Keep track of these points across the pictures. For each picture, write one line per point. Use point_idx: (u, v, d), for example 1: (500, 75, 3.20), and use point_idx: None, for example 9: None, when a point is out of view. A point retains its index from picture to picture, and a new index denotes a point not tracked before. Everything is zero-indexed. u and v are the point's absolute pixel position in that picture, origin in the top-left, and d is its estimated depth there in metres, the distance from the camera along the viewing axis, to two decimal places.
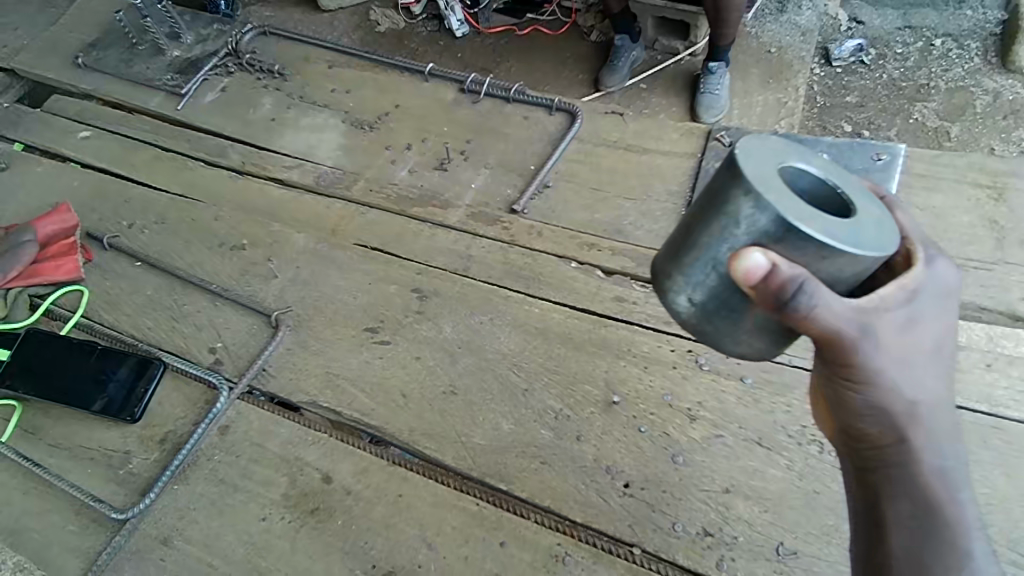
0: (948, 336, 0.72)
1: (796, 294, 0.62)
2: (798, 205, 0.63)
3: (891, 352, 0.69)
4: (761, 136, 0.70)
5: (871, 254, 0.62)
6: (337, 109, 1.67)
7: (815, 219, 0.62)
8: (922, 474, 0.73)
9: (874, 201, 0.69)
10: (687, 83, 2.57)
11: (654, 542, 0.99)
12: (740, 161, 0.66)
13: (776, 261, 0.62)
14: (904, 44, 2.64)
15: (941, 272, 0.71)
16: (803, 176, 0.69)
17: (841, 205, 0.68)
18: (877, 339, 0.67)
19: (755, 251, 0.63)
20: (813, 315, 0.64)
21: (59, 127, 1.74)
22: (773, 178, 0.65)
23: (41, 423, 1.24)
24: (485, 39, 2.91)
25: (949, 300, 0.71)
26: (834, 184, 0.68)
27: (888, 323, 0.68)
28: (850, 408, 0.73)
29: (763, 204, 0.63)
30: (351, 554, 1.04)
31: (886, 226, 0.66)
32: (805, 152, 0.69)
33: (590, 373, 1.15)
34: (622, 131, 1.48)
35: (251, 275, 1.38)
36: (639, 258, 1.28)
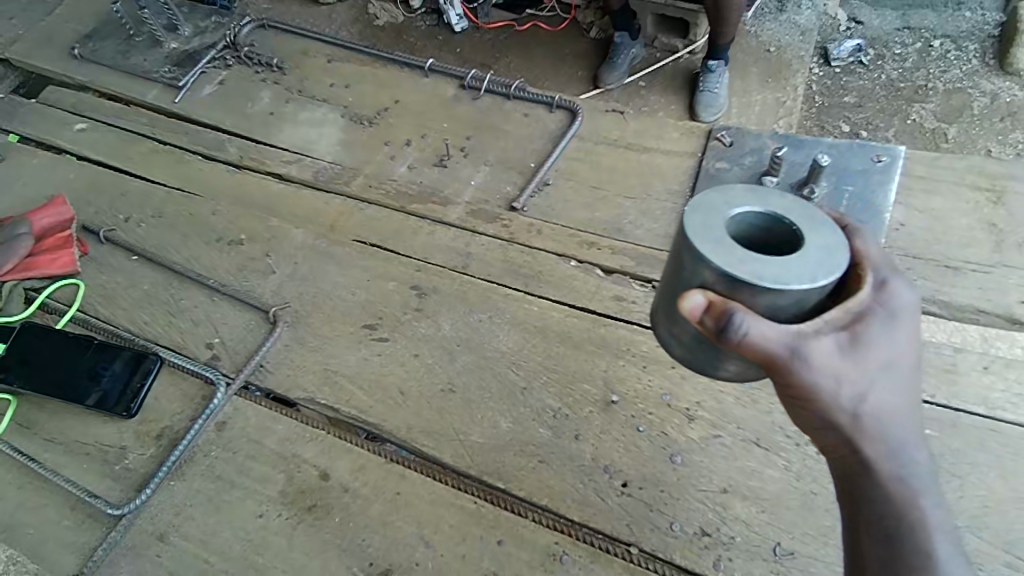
0: (903, 353, 0.72)
1: (725, 327, 0.67)
2: (733, 250, 0.69)
3: (841, 371, 0.69)
4: (723, 187, 0.75)
5: (795, 288, 0.66)
6: (335, 104, 1.66)
7: (743, 263, 0.68)
8: (887, 482, 0.72)
9: (832, 234, 0.71)
10: (686, 81, 2.56)
11: (652, 541, 1.00)
12: (688, 214, 0.73)
13: (711, 300, 0.68)
14: (903, 45, 2.64)
15: (888, 295, 0.72)
16: (762, 216, 0.73)
17: (797, 241, 0.72)
18: (819, 359, 0.69)
19: (694, 292, 0.69)
20: (746, 343, 0.67)
21: (55, 118, 1.73)
22: (715, 226, 0.71)
23: (37, 417, 1.23)
24: (484, 34, 2.91)
25: (901, 319, 0.72)
26: (791, 222, 0.71)
27: (830, 345, 0.69)
28: (807, 424, 0.74)
29: (696, 252, 0.70)
30: (349, 552, 1.03)
31: (830, 260, 0.68)
32: (766, 195, 0.74)
33: (588, 371, 1.15)
34: (623, 129, 1.48)
35: (248, 270, 1.37)
36: (639, 257, 1.28)
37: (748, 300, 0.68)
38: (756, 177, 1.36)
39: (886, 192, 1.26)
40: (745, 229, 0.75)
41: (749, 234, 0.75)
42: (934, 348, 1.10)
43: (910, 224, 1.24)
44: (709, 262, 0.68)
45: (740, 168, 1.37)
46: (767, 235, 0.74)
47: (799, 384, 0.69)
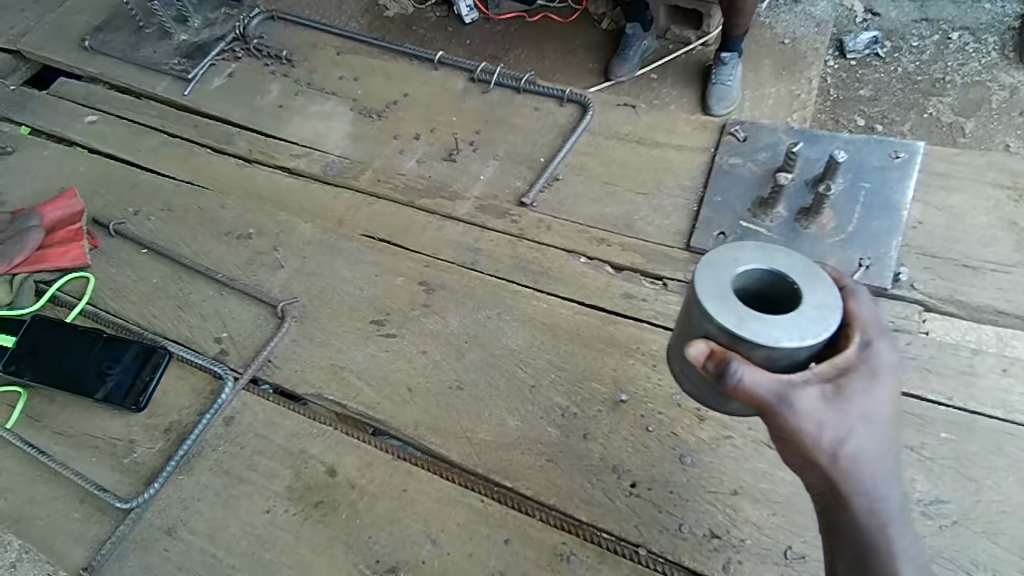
0: (887, 407, 0.75)
1: (723, 375, 0.71)
2: (734, 306, 0.74)
3: (826, 419, 0.72)
4: (734, 244, 0.80)
5: (785, 345, 0.71)
6: (344, 97, 1.64)
7: (743, 320, 0.72)
8: (864, 520, 0.74)
9: (830, 294, 0.74)
10: (698, 74, 2.52)
11: (660, 543, 0.99)
12: (700, 269, 0.78)
13: (713, 348, 0.73)
14: (920, 37, 2.58)
15: (874, 352, 0.75)
16: (767, 273, 0.78)
17: (797, 298, 0.76)
18: (805, 406, 0.72)
19: (697, 341, 0.73)
20: (738, 389, 0.71)
21: (67, 111, 1.73)
22: (720, 282, 0.76)
23: (47, 410, 1.24)
24: (495, 25, 2.89)
25: (885, 377, 0.75)
26: (793, 280, 0.76)
27: (816, 394, 0.72)
28: (792, 462, 0.77)
29: (701, 306, 0.75)
30: (355, 548, 1.03)
31: (822, 318, 0.73)
32: (773, 254, 0.78)
33: (597, 370, 1.14)
34: (634, 124, 1.46)
35: (257, 265, 1.37)
36: (649, 254, 1.27)
37: (746, 352, 0.73)
38: (770, 173, 1.33)
39: (904, 189, 1.24)
40: (752, 283, 0.80)
41: (755, 288, 0.79)
42: (950, 348, 1.08)
43: (928, 222, 1.21)
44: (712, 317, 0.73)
45: (754, 164, 1.34)
46: (771, 290, 0.79)
47: (784, 427, 0.73)
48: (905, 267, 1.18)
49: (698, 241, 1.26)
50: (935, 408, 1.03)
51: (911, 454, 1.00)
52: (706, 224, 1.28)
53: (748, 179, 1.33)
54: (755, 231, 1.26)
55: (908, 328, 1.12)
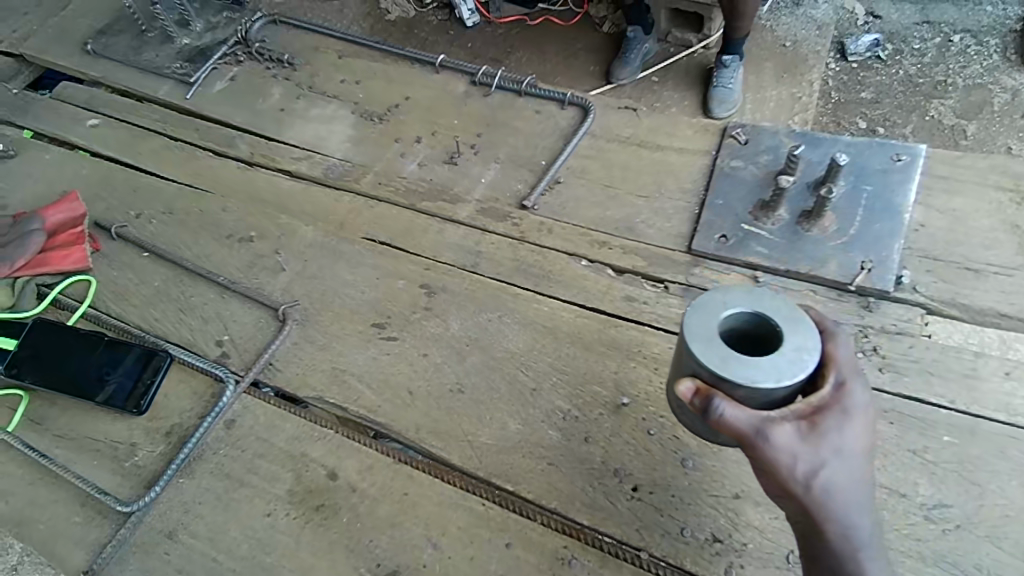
0: (860, 443, 0.80)
1: (707, 411, 0.80)
2: (720, 348, 0.82)
3: (800, 452, 0.78)
4: (724, 287, 0.88)
5: (763, 385, 0.79)
6: (346, 100, 1.65)
7: (726, 362, 0.81)
8: (838, 547, 0.79)
9: (809, 338, 0.82)
10: (700, 76, 2.52)
11: (662, 547, 0.98)
12: (692, 311, 0.86)
13: (697, 385, 0.81)
14: (922, 39, 2.58)
15: (848, 392, 0.82)
16: (752, 315, 0.85)
17: (780, 339, 0.84)
18: (781, 440, 0.78)
19: (685, 379, 0.82)
20: (720, 424, 0.79)
21: (69, 114, 1.73)
22: (708, 324, 0.84)
23: (48, 413, 1.24)
24: (496, 29, 2.89)
25: (857, 415, 0.80)
26: (776, 323, 0.83)
27: (790, 430, 0.79)
28: (771, 493, 0.82)
29: (690, 347, 0.83)
30: (356, 552, 1.03)
31: (798, 361, 0.81)
32: (760, 298, 0.86)
33: (598, 373, 1.14)
34: (636, 127, 1.45)
35: (258, 268, 1.37)
36: (651, 257, 1.27)
37: (729, 390, 0.81)
38: (772, 176, 1.31)
39: (906, 191, 1.23)
40: (740, 324, 0.87)
41: (742, 328, 0.87)
42: (953, 351, 1.08)
43: (930, 225, 1.21)
44: (699, 359, 0.82)
45: (755, 167, 1.33)
46: (757, 330, 0.87)
47: (762, 459, 0.79)
48: (908, 269, 1.17)
49: (699, 244, 1.25)
50: (938, 412, 1.03)
51: (913, 458, 1.00)
52: (707, 227, 1.27)
53: (749, 182, 1.32)
54: (757, 234, 1.25)
55: (910, 331, 1.11)
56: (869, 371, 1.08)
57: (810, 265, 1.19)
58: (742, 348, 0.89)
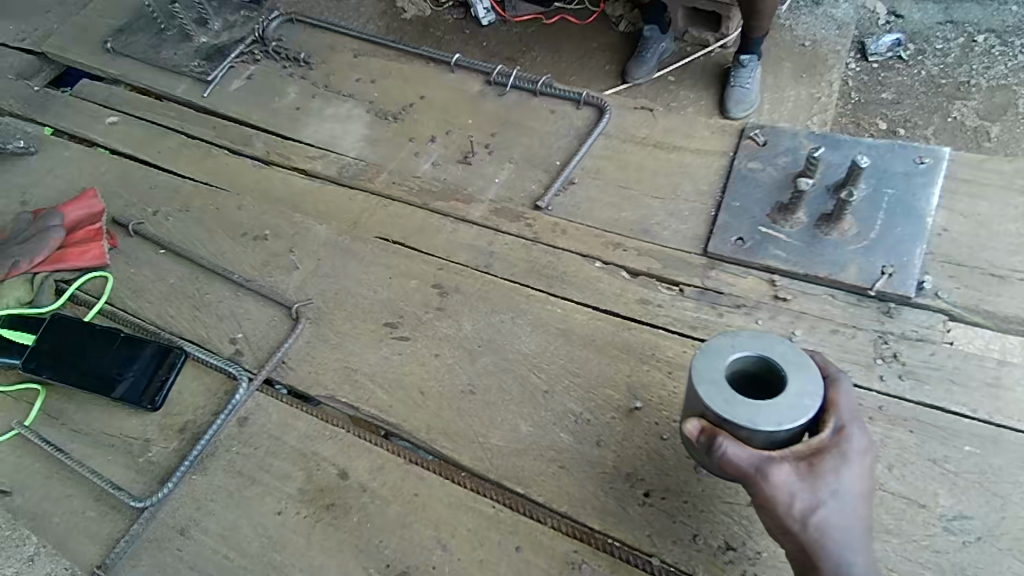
0: (856, 486, 0.81)
1: (712, 450, 0.81)
2: (725, 390, 0.83)
3: (798, 490, 0.80)
4: (734, 330, 0.89)
5: (763, 429, 0.80)
6: (361, 99, 1.65)
7: (729, 405, 0.82)
8: None
9: (812, 384, 0.83)
10: (717, 76, 2.50)
11: (674, 553, 0.97)
12: (702, 353, 0.87)
13: (704, 424, 0.82)
14: (945, 40, 2.53)
15: (847, 436, 0.83)
16: (759, 359, 0.86)
17: (783, 384, 0.85)
18: (779, 477, 0.80)
19: (691, 417, 0.83)
20: (723, 462, 0.81)
21: (89, 112, 1.75)
22: (716, 366, 0.85)
23: (64, 408, 1.25)
24: (512, 28, 2.89)
25: (855, 457, 0.82)
26: (781, 368, 0.84)
27: (789, 469, 0.80)
28: (769, 530, 0.83)
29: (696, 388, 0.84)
30: (366, 552, 1.03)
31: (799, 406, 0.82)
32: (767, 342, 0.87)
33: (611, 377, 1.13)
34: (652, 127, 1.44)
35: (272, 267, 1.37)
36: (666, 259, 1.25)
37: (734, 431, 0.82)
38: (791, 178, 1.29)
39: (929, 196, 1.20)
40: (747, 366, 0.88)
41: (749, 371, 0.88)
42: (976, 359, 1.05)
43: (953, 229, 1.18)
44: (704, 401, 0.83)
45: (774, 169, 1.31)
46: (762, 373, 0.88)
47: (761, 496, 0.80)
48: (930, 275, 1.15)
49: (715, 247, 1.23)
50: (958, 420, 1.01)
51: (933, 468, 0.98)
52: (724, 229, 1.25)
53: (768, 183, 1.29)
54: (774, 237, 1.23)
55: (932, 338, 1.09)
56: (889, 378, 1.06)
57: (829, 270, 1.16)
58: (747, 390, 0.90)
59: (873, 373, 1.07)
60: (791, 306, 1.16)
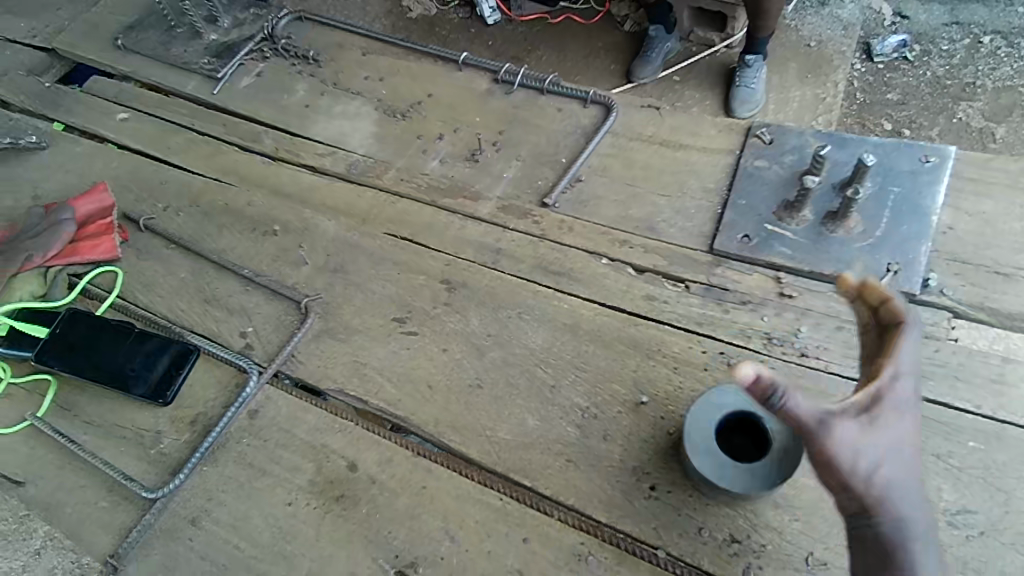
0: (910, 439, 0.78)
1: (770, 397, 0.72)
2: None
3: (857, 446, 0.75)
4: None
5: None
6: (370, 97, 1.66)
7: None
8: (892, 539, 0.75)
9: (792, 438, 0.96)
10: (721, 76, 2.51)
11: (679, 546, 0.98)
12: None
13: (762, 371, 0.71)
14: (950, 41, 2.54)
15: (902, 387, 0.79)
16: None
17: None
18: (839, 432, 0.75)
19: (747, 361, 0.71)
20: (785, 414, 0.73)
21: (100, 108, 1.77)
22: None
23: (76, 399, 1.26)
24: (517, 27, 2.90)
25: (909, 411, 0.78)
26: (765, 426, 0.98)
27: (847, 422, 0.75)
28: (821, 482, 0.78)
29: None
30: (375, 543, 1.04)
31: None
32: None
33: (617, 372, 1.14)
34: (659, 125, 1.44)
35: (282, 262, 1.38)
36: (672, 256, 1.26)
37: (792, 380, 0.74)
38: (798, 176, 1.30)
39: (934, 194, 1.21)
40: None
41: None
42: (980, 356, 1.06)
43: (958, 227, 1.19)
44: None
45: (780, 167, 1.32)
46: None
47: (821, 449, 0.74)
48: (934, 273, 1.15)
49: (721, 244, 1.25)
50: (962, 416, 1.01)
51: (938, 463, 0.98)
52: (730, 227, 1.26)
53: (774, 181, 1.30)
54: (780, 234, 1.24)
55: (936, 335, 1.10)
56: None
57: (834, 268, 1.17)
58: None
59: None
60: (796, 302, 1.17)
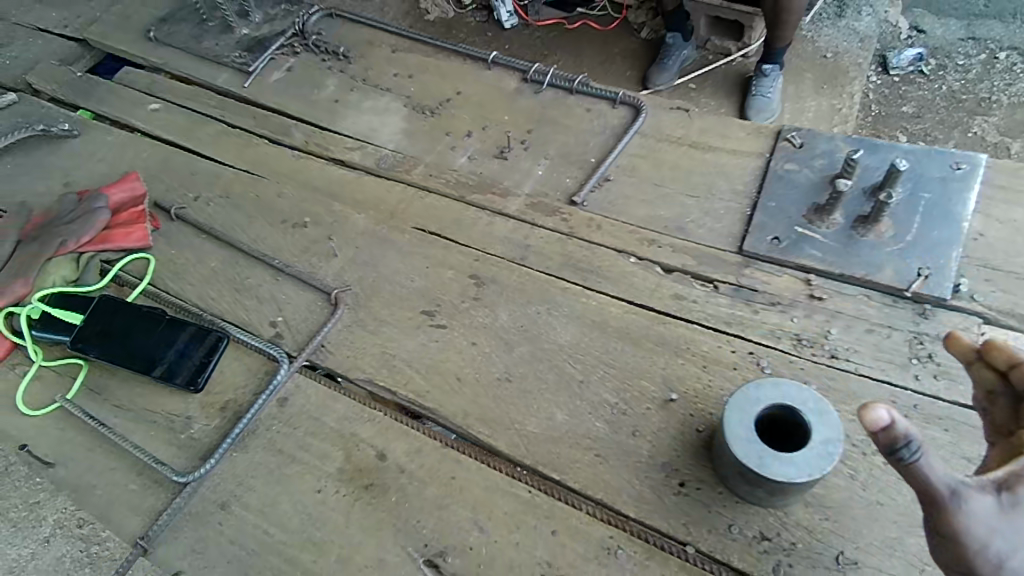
0: None
1: (900, 449, 0.67)
2: (758, 447, 0.92)
3: (994, 525, 0.70)
4: (757, 382, 0.97)
5: (797, 481, 0.89)
6: (399, 94, 1.68)
7: (763, 461, 0.91)
8: None
9: (835, 431, 0.92)
10: (739, 85, 2.52)
11: (709, 542, 0.99)
12: (729, 412, 0.95)
13: (896, 419, 0.67)
14: (966, 56, 2.55)
15: None
16: (782, 408, 0.95)
17: (807, 431, 0.93)
18: (974, 507, 0.70)
19: (878, 405, 0.67)
20: (917, 477, 0.69)
21: (132, 99, 1.79)
22: (745, 424, 0.94)
23: (107, 383, 1.28)
24: (534, 32, 2.92)
25: None
26: (805, 418, 0.93)
27: (984, 498, 0.70)
28: (939, 551, 0.74)
29: (730, 448, 0.93)
30: (404, 532, 1.05)
31: (825, 454, 0.90)
32: (787, 391, 0.95)
33: (646, 369, 1.15)
34: (688, 127, 1.46)
35: (312, 253, 1.40)
36: (701, 257, 1.27)
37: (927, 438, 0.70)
38: (828, 180, 1.31)
39: (965, 201, 1.22)
40: (772, 415, 0.97)
41: (776, 419, 0.97)
42: None
43: (989, 233, 1.20)
44: (740, 460, 0.92)
45: (811, 171, 1.32)
46: (787, 420, 0.96)
47: (947, 520, 0.70)
48: (965, 278, 1.16)
49: (751, 245, 1.25)
50: None
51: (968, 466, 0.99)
52: (760, 228, 1.27)
53: (805, 185, 1.31)
54: (811, 237, 1.25)
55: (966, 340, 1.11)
56: (924, 378, 1.08)
57: (866, 271, 1.18)
58: (774, 434, 0.99)
59: (908, 372, 1.09)
60: (826, 305, 1.18)
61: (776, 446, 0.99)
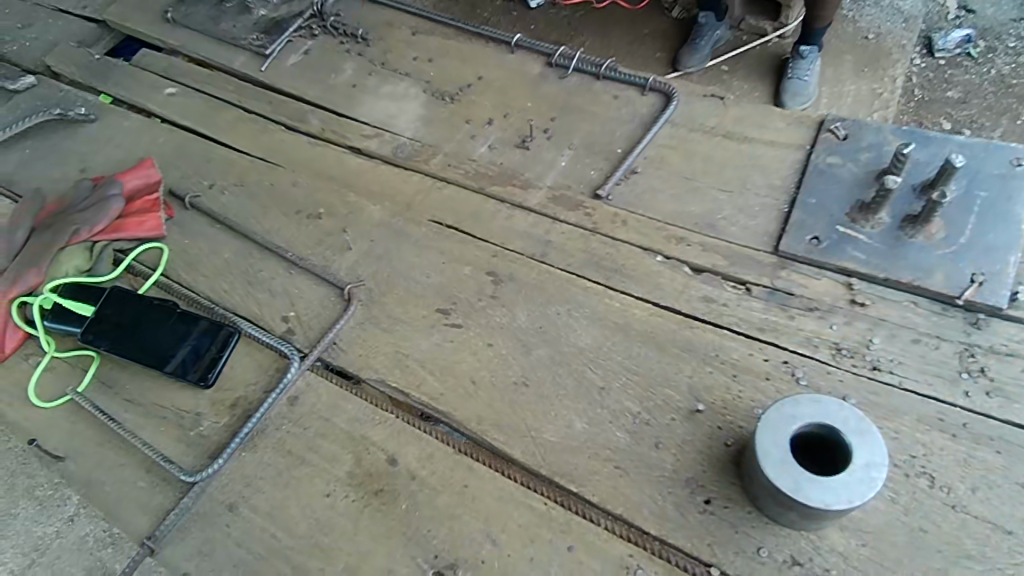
0: None
1: None
2: (794, 469, 0.86)
3: None
4: (795, 398, 0.90)
5: (835, 508, 0.82)
6: (418, 79, 1.61)
7: (798, 485, 0.84)
8: None
9: (878, 454, 0.84)
10: (774, 67, 2.40)
11: (735, 565, 0.93)
12: (763, 430, 0.89)
13: None
14: (1018, 37, 2.39)
15: None
16: (820, 427, 0.88)
17: (847, 453, 0.86)
18: None
19: None
20: None
21: (148, 83, 1.76)
22: (780, 443, 0.87)
23: (118, 377, 1.26)
24: (560, 10, 2.81)
25: None
26: (846, 439, 0.86)
27: None
28: None
29: (762, 469, 0.87)
30: (414, 541, 1.01)
31: (867, 479, 0.83)
32: (826, 408, 0.88)
33: (671, 377, 1.09)
34: (722, 117, 1.37)
35: (326, 246, 1.35)
36: (734, 256, 1.19)
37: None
38: (874, 175, 1.21)
39: None
40: (810, 433, 0.90)
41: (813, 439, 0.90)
42: None
43: None
44: (774, 484, 0.85)
45: (855, 165, 1.23)
46: (826, 439, 0.89)
47: None
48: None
49: (787, 245, 1.17)
50: None
51: (1021, 493, 0.92)
52: (798, 227, 1.19)
53: (848, 180, 1.22)
54: (853, 237, 1.16)
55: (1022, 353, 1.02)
56: (975, 395, 1.00)
57: (913, 275, 1.09)
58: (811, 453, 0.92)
59: (957, 387, 1.01)
60: (869, 312, 1.10)
61: (813, 467, 0.92)
